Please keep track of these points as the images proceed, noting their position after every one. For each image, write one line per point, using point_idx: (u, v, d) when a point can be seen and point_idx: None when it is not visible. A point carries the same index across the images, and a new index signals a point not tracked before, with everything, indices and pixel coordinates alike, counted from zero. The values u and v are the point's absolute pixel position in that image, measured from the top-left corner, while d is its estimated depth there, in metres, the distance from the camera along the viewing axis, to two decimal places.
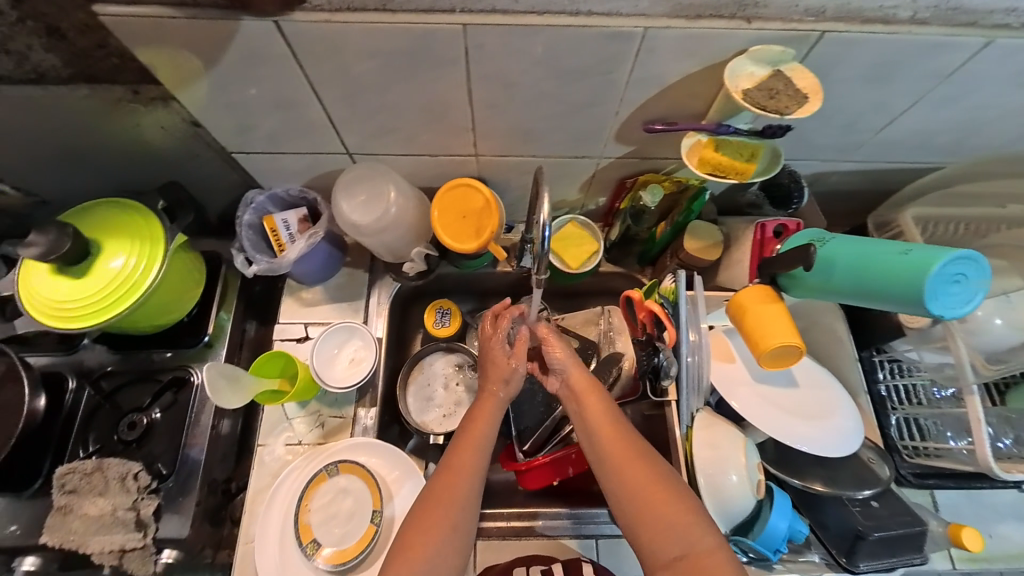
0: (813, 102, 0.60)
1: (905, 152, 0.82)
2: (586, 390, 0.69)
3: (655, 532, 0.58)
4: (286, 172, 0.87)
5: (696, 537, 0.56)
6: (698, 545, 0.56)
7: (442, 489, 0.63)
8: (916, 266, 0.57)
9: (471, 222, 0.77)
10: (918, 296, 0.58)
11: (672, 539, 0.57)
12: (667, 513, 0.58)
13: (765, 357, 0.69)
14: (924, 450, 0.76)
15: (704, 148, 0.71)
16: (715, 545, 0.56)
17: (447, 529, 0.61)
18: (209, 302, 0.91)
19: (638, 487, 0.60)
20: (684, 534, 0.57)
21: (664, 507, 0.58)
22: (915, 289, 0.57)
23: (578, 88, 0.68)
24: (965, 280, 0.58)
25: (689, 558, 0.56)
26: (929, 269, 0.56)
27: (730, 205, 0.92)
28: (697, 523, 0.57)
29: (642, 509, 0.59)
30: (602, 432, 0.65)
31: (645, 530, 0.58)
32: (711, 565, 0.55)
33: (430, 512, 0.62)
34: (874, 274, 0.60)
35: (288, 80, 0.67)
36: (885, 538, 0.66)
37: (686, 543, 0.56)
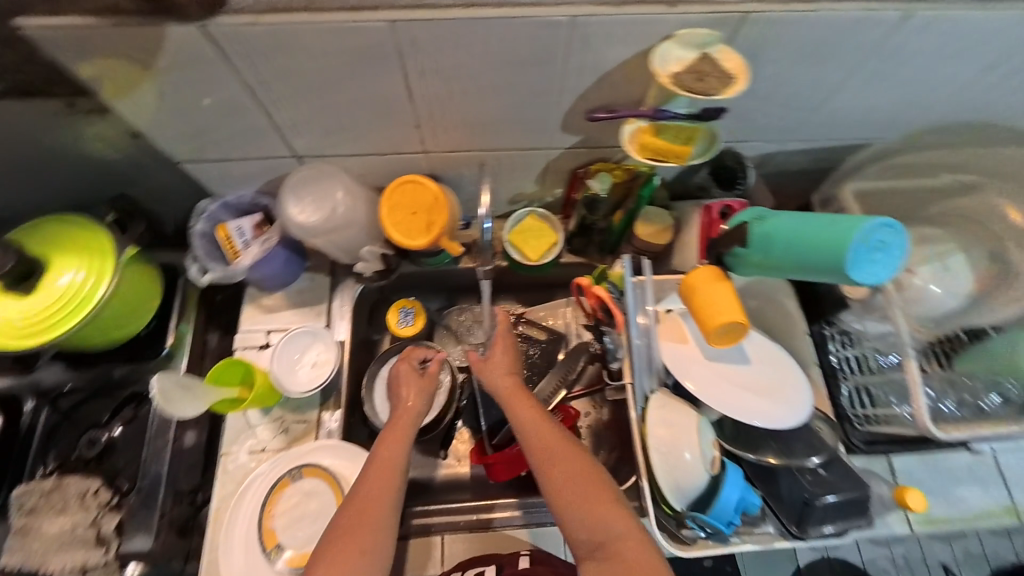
0: (740, 83, 0.61)
1: (848, 130, 0.84)
2: (517, 392, 0.70)
3: (577, 524, 0.59)
4: (238, 178, 0.87)
5: (616, 525, 0.58)
6: (618, 533, 0.58)
7: (355, 513, 0.63)
8: (840, 236, 0.59)
9: (421, 218, 0.76)
10: (842, 267, 0.60)
11: (593, 530, 0.59)
12: (590, 505, 0.60)
13: (713, 336, 0.71)
14: (875, 417, 0.77)
15: (643, 134, 0.72)
16: (633, 533, 0.58)
17: (360, 556, 0.60)
18: (166, 317, 0.90)
19: (563, 483, 0.61)
20: (605, 523, 0.58)
21: (586, 500, 0.60)
22: (838, 261, 0.60)
23: (517, 80, 0.68)
24: (886, 246, 0.60)
25: (608, 545, 0.58)
26: (851, 237, 0.58)
27: (684, 189, 0.94)
28: (618, 511, 0.59)
29: (567, 503, 0.60)
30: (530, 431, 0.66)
31: (568, 522, 0.60)
32: (630, 550, 0.57)
33: (342, 539, 0.61)
34: (804, 247, 0.62)
35: (224, 84, 0.66)
36: (834, 503, 0.68)
37: (606, 533, 0.58)
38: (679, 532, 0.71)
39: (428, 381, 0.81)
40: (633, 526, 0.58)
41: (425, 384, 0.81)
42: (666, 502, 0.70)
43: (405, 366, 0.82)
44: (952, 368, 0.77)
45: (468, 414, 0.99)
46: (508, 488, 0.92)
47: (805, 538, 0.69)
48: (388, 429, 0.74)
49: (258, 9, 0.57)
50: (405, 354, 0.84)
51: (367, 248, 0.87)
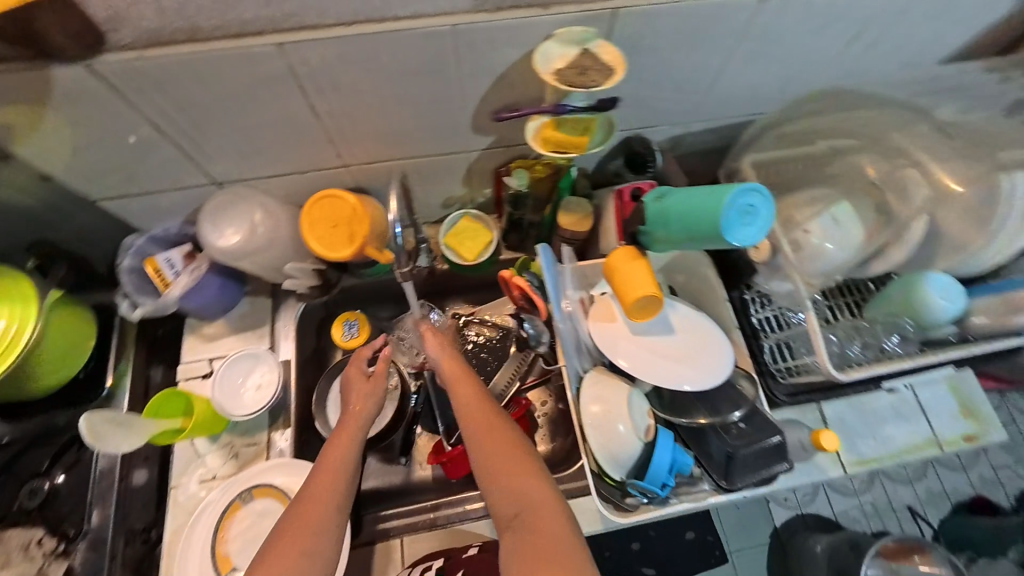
0: (620, 73, 0.65)
1: (742, 106, 0.90)
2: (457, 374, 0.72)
3: (500, 497, 0.62)
4: (161, 210, 0.87)
5: (535, 497, 0.61)
6: (536, 505, 0.61)
7: (297, 519, 0.65)
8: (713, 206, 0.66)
9: (343, 230, 0.78)
10: (719, 231, 0.65)
11: (514, 502, 0.61)
12: (513, 479, 0.62)
13: (632, 310, 0.76)
14: (795, 368, 0.81)
15: (546, 129, 0.76)
16: (549, 504, 0.61)
17: (301, 558, 0.62)
18: (105, 354, 0.90)
19: (490, 460, 0.64)
20: (525, 495, 0.61)
21: (509, 475, 0.62)
22: (715, 226, 0.65)
23: (417, 89, 0.71)
24: (756, 210, 0.66)
25: (526, 517, 0.60)
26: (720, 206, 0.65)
27: (602, 178, 0.99)
28: (538, 483, 0.62)
29: (492, 479, 0.63)
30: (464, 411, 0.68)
31: (493, 496, 0.63)
32: (545, 520, 0.60)
33: (282, 546, 0.63)
34: (687, 220, 0.68)
35: (124, 119, 0.67)
36: (754, 451, 0.73)
37: (524, 505, 0.61)
38: (624, 501, 0.75)
39: (378, 382, 0.80)
40: (550, 498, 0.62)
41: (377, 385, 0.80)
42: (606, 474, 0.75)
43: (355, 369, 0.82)
44: (863, 317, 0.83)
45: (427, 418, 1.01)
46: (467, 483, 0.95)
47: (734, 490, 0.73)
48: (338, 430, 0.74)
49: (141, 44, 0.59)
50: (354, 354, 0.84)
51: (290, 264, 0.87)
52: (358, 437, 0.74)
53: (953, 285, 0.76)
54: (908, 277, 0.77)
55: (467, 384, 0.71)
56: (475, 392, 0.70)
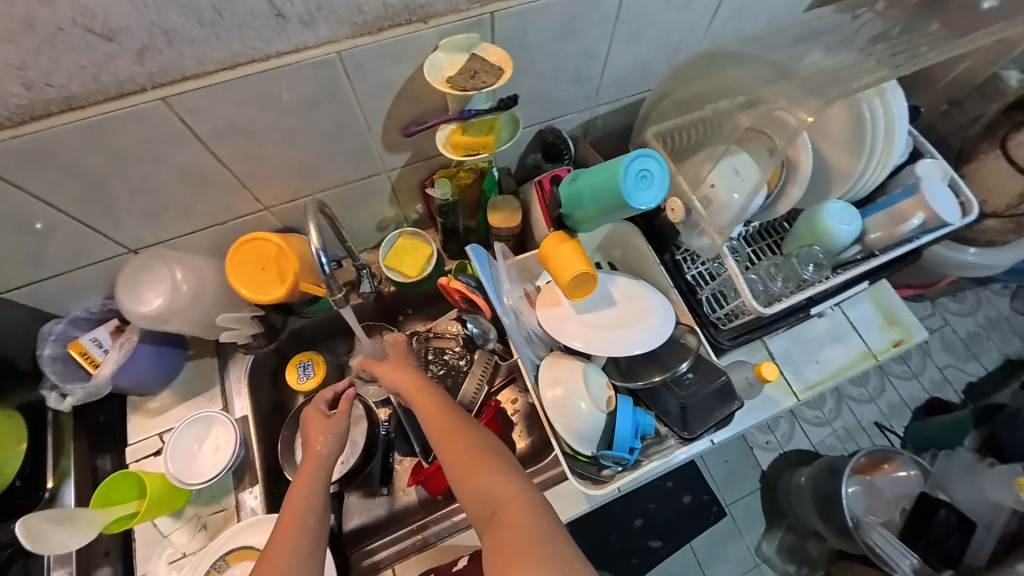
0: (508, 71, 0.69)
1: (636, 83, 0.96)
2: (416, 387, 0.74)
3: (470, 498, 0.63)
4: (77, 292, 0.83)
5: (502, 492, 0.61)
6: (504, 500, 0.61)
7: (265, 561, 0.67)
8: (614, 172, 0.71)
9: (271, 271, 0.77)
10: (621, 203, 0.71)
11: (483, 502, 0.62)
12: (478, 478, 0.62)
13: (570, 290, 0.79)
14: (733, 313, 0.88)
15: (454, 135, 0.79)
16: (518, 497, 0.61)
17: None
18: (41, 452, 0.85)
19: (453, 465, 0.65)
20: (492, 493, 0.61)
21: (475, 475, 0.63)
22: (617, 198, 0.71)
23: (318, 118, 0.72)
24: (652, 172, 0.71)
25: (497, 514, 0.60)
26: (619, 171, 0.70)
27: (525, 173, 1.03)
28: (504, 478, 0.63)
29: (459, 482, 0.64)
30: (425, 422, 0.70)
31: (464, 500, 0.63)
32: (515, 513, 0.60)
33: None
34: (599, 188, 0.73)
35: (15, 205, 0.64)
36: (702, 399, 0.79)
37: (494, 503, 0.61)
38: (600, 475, 0.77)
39: (336, 419, 0.81)
40: (518, 491, 0.62)
41: (337, 420, 0.81)
42: (578, 452, 0.77)
43: (310, 411, 0.83)
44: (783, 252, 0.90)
45: (402, 441, 1.01)
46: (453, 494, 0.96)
47: (694, 439, 0.77)
48: (301, 468, 0.77)
49: (14, 123, 0.56)
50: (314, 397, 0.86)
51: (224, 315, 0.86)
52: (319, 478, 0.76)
53: (847, 208, 0.84)
54: (811, 210, 0.85)
55: (424, 396, 0.73)
56: (433, 403, 0.71)
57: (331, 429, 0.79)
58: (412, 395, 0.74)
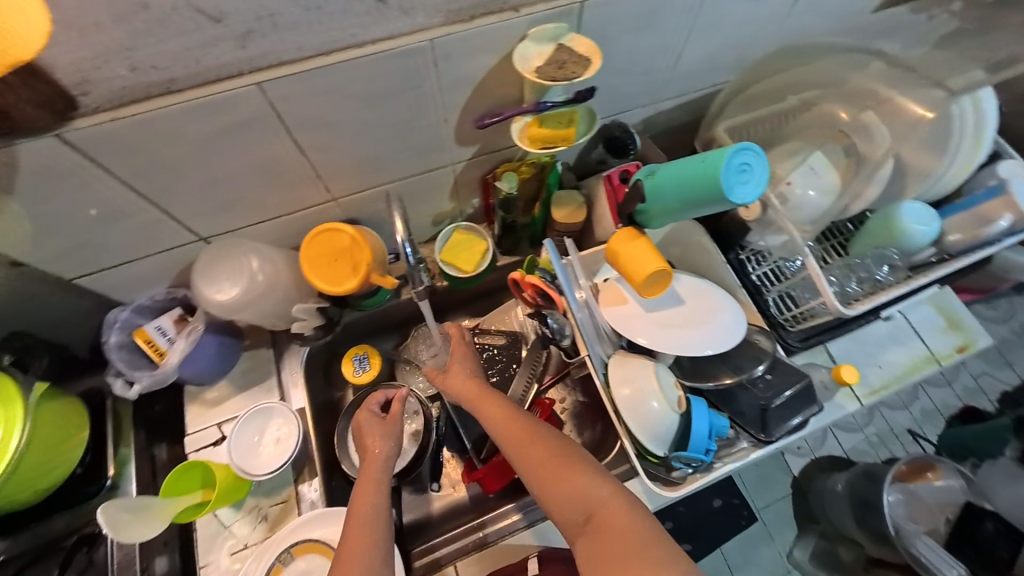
0: (596, 62, 0.68)
1: (701, 79, 0.95)
2: (481, 393, 0.72)
3: (561, 504, 0.61)
4: (143, 279, 0.82)
5: (594, 495, 0.60)
6: (598, 502, 0.60)
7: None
8: (712, 165, 0.67)
9: (344, 262, 0.77)
10: (720, 194, 0.67)
11: (576, 506, 0.60)
12: (568, 483, 0.61)
13: (643, 287, 0.77)
14: (802, 315, 0.87)
15: (530, 128, 0.78)
16: (612, 497, 0.60)
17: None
18: (102, 440, 0.83)
19: (536, 471, 0.63)
20: (585, 497, 0.60)
21: (562, 479, 0.61)
22: (716, 188, 0.67)
23: (399, 108, 0.71)
24: (750, 168, 0.68)
25: (593, 517, 0.59)
26: (719, 164, 0.66)
27: (585, 167, 1.02)
28: (594, 480, 0.61)
29: (546, 489, 0.62)
30: (498, 428, 0.68)
31: (553, 506, 0.61)
32: (613, 514, 0.59)
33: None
34: (689, 181, 0.69)
35: (102, 189, 0.63)
36: (784, 402, 0.77)
37: (588, 505, 0.60)
38: (670, 476, 0.75)
39: (391, 422, 0.79)
40: (610, 491, 0.61)
41: (390, 424, 0.79)
42: (648, 452, 0.75)
43: (366, 416, 0.80)
44: (851, 254, 0.88)
45: (451, 439, 1.01)
46: (506, 494, 0.94)
47: (773, 441, 0.76)
48: (360, 475, 0.73)
49: (114, 105, 0.55)
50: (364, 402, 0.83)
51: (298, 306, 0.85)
52: (383, 486, 0.72)
53: (925, 208, 0.83)
54: (886, 210, 0.83)
55: (492, 401, 0.71)
56: (502, 408, 0.70)
57: (386, 433, 0.78)
58: (478, 400, 0.72)
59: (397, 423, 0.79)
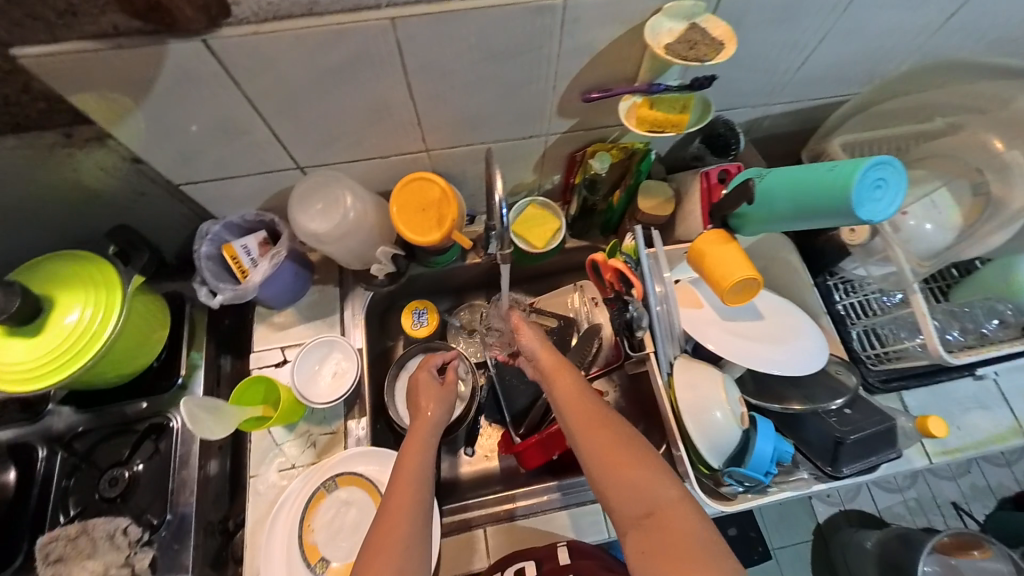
0: (729, 47, 0.65)
1: (822, 87, 0.89)
2: (556, 366, 0.75)
3: (623, 493, 0.61)
4: (238, 197, 0.85)
5: (660, 492, 0.60)
6: (662, 500, 0.59)
7: (383, 526, 0.63)
8: (842, 175, 0.63)
9: (431, 213, 0.78)
10: (846, 206, 0.63)
11: (638, 499, 0.60)
12: (633, 474, 0.61)
13: (729, 294, 0.73)
14: (887, 355, 0.83)
15: (640, 108, 0.76)
16: (678, 499, 0.59)
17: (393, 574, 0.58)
18: (178, 344, 0.87)
19: (601, 454, 0.64)
20: (648, 492, 0.60)
21: (626, 469, 0.62)
22: (843, 198, 0.63)
23: (513, 67, 0.70)
24: (886, 183, 0.63)
25: (655, 514, 0.59)
26: (853, 176, 0.62)
27: (677, 162, 0.99)
28: (660, 479, 0.61)
29: (609, 474, 0.62)
30: (568, 405, 0.70)
31: (613, 494, 0.61)
32: (676, 516, 0.58)
33: (374, 551, 0.60)
34: (811, 189, 0.65)
35: (226, 100, 0.66)
36: (861, 439, 0.72)
37: (651, 501, 0.59)
38: (719, 490, 0.73)
39: (445, 391, 0.82)
40: (676, 493, 0.60)
41: (443, 393, 0.82)
42: (703, 462, 0.72)
43: (424, 378, 0.83)
44: (950, 301, 0.83)
45: (490, 409, 1.01)
46: (537, 474, 0.94)
47: (839, 477, 0.71)
48: (410, 433, 0.75)
49: (258, 19, 0.57)
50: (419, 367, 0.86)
51: (380, 249, 0.88)
52: (429, 447, 0.73)
53: None
54: (1007, 259, 0.78)
55: (566, 378, 0.74)
56: (576, 388, 0.72)
57: (438, 399, 0.80)
58: (551, 375, 0.75)
59: (450, 387, 0.84)
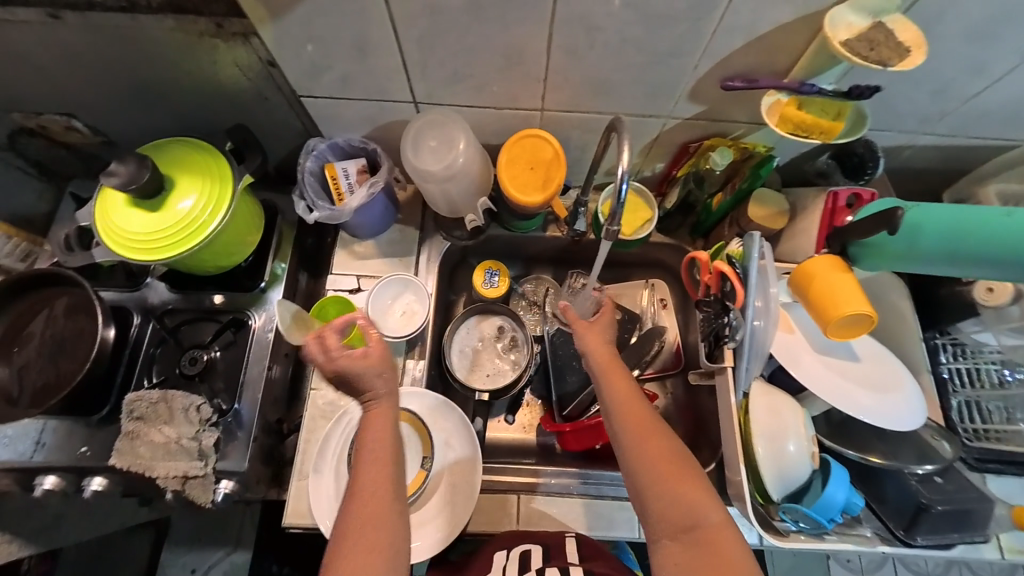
0: (916, 56, 0.59)
1: (991, 126, 0.79)
2: (610, 363, 0.71)
3: (667, 505, 0.59)
4: (348, 121, 0.86)
5: (707, 513, 0.58)
6: (708, 521, 0.57)
7: (363, 515, 0.58)
8: (1020, 226, 0.58)
9: (539, 173, 0.81)
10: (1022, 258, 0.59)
11: (683, 514, 0.58)
12: (682, 489, 0.59)
13: (834, 326, 0.67)
14: (986, 433, 0.77)
15: (786, 107, 0.70)
16: (724, 523, 0.57)
17: (382, 558, 0.55)
18: (265, 250, 0.90)
19: (649, 462, 0.61)
20: (695, 510, 0.58)
21: (676, 484, 0.59)
22: (1018, 253, 0.59)
23: (662, 36, 0.65)
24: None
25: (698, 532, 0.57)
26: None
27: (796, 173, 0.92)
28: (708, 499, 0.59)
29: (655, 482, 0.60)
30: (618, 403, 0.66)
31: (656, 502, 0.59)
32: (721, 541, 0.56)
33: (358, 542, 0.56)
34: (975, 234, 0.61)
35: (369, 18, 0.65)
36: (948, 511, 0.66)
37: (695, 518, 0.58)
38: (771, 522, 0.70)
39: (380, 359, 0.65)
40: (723, 516, 0.58)
41: (384, 360, 0.66)
42: (762, 490, 0.69)
43: (349, 359, 0.64)
44: None
45: (538, 383, 1.00)
46: (573, 457, 0.94)
47: (911, 545, 0.68)
48: (371, 414, 0.65)
49: None
50: (331, 356, 0.63)
51: (478, 202, 0.89)
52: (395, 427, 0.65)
53: None
54: None
55: (618, 375, 0.70)
56: (628, 386, 0.68)
57: (387, 370, 0.65)
58: (603, 369, 0.71)
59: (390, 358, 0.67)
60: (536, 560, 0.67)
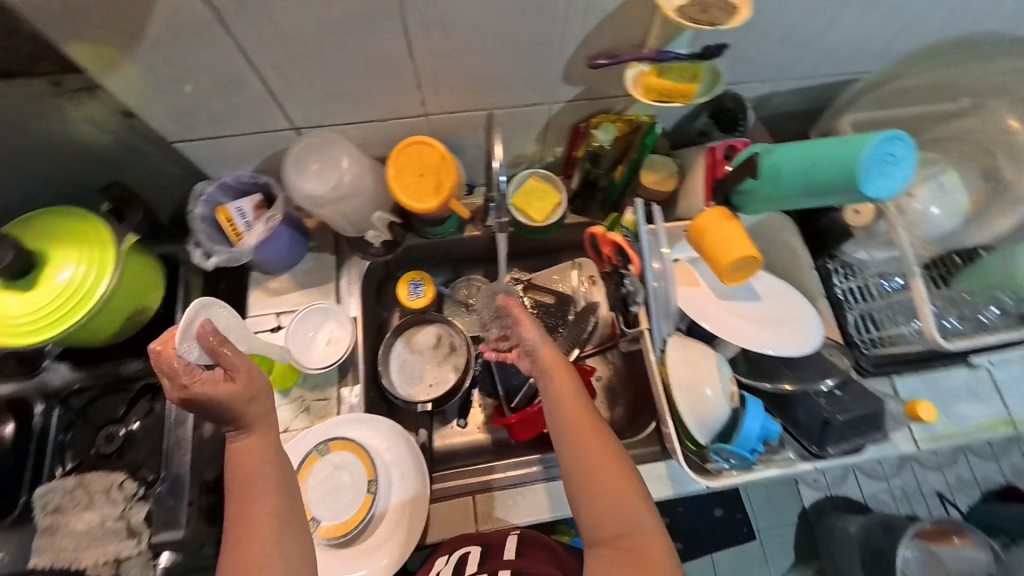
0: (744, 11, 0.64)
1: (838, 64, 0.86)
2: (558, 366, 0.71)
3: (603, 511, 0.62)
4: (231, 157, 0.83)
5: (639, 521, 0.61)
6: (639, 527, 0.61)
7: (246, 564, 0.55)
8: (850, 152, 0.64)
9: (429, 179, 0.81)
10: (855, 182, 0.64)
11: (618, 522, 0.61)
12: (618, 496, 0.62)
13: (727, 273, 0.72)
14: (881, 340, 0.82)
15: (647, 77, 0.75)
16: (652, 529, 0.61)
17: None
18: (173, 305, 0.86)
19: (589, 470, 0.63)
20: (629, 516, 0.61)
21: (613, 491, 0.62)
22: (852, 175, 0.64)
23: (516, 26, 0.67)
24: (893, 159, 0.64)
25: (629, 537, 0.61)
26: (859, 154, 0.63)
27: (683, 138, 0.97)
28: (642, 506, 0.62)
29: (594, 490, 0.62)
30: (565, 407, 0.67)
31: (593, 508, 0.62)
32: (648, 545, 0.60)
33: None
34: (815, 170, 0.66)
35: (219, 52, 0.64)
36: (850, 420, 0.72)
37: (628, 525, 0.61)
38: (705, 466, 0.75)
39: (249, 384, 0.61)
40: (652, 522, 0.61)
41: (256, 385, 0.61)
42: (692, 438, 0.73)
43: (207, 387, 0.58)
44: (949, 287, 0.80)
45: (485, 380, 0.98)
46: (529, 446, 0.95)
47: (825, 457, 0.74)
48: (234, 450, 0.60)
49: None
50: (184, 385, 0.57)
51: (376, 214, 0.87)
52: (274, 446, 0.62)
53: None
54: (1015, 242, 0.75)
55: (566, 379, 0.70)
56: (574, 391, 0.69)
57: (262, 395, 0.61)
58: (552, 372, 0.71)
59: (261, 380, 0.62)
60: (470, 563, 0.68)
